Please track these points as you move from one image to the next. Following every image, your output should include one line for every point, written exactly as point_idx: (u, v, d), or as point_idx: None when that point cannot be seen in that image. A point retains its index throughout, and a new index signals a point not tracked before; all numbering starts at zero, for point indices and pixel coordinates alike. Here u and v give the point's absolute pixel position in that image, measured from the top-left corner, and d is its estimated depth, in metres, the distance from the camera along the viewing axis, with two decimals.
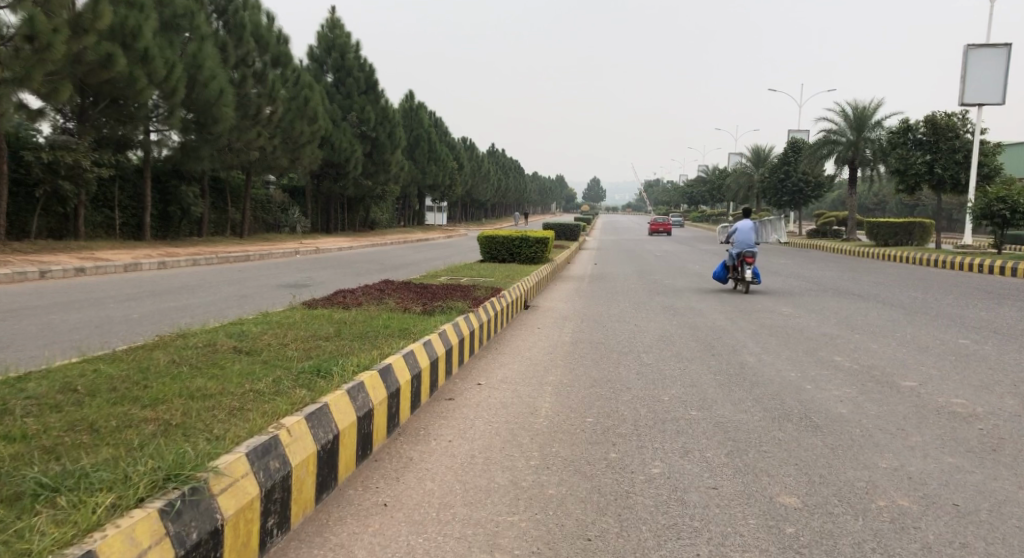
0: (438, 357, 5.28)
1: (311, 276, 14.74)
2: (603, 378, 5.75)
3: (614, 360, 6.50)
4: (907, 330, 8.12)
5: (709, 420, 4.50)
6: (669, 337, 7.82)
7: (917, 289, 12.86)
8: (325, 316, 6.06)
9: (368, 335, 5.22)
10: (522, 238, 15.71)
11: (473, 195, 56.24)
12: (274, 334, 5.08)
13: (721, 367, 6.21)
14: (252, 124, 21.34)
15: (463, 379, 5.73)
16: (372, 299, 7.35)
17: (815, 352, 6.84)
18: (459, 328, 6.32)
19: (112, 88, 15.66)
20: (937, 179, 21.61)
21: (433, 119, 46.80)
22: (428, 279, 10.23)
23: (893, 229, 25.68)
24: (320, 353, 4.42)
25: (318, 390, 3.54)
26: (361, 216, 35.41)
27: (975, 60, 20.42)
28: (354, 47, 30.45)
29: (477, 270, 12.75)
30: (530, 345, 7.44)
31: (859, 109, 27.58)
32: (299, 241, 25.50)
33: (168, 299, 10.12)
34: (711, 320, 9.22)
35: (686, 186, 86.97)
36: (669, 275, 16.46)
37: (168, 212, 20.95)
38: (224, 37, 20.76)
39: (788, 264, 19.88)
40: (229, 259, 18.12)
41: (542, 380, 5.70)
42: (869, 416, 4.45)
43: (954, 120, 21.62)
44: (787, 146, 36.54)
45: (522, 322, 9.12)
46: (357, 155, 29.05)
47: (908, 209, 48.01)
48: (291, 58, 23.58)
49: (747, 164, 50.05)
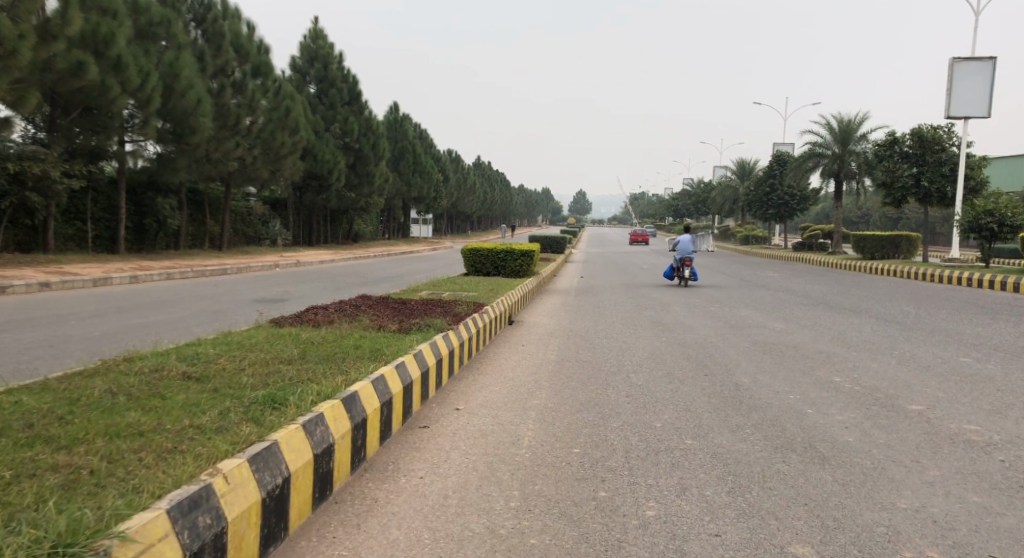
0: (412, 381, 4.87)
1: (288, 291, 14.21)
2: (591, 401, 5.38)
3: (603, 381, 6.12)
4: (905, 347, 7.85)
5: (705, 451, 4.13)
6: (659, 355, 7.46)
7: (909, 302, 12.65)
8: (292, 336, 5.62)
9: (335, 357, 4.79)
10: (507, 251, 15.34)
11: (458, 208, 55.81)
12: (231, 357, 4.63)
13: (716, 389, 5.87)
14: (230, 134, 20.86)
15: (441, 404, 5.31)
16: (345, 316, 6.91)
17: (812, 371, 6.53)
18: (437, 348, 5.92)
19: (83, 96, 15.15)
20: (924, 192, 21.61)
21: (418, 132, 46.44)
22: (407, 293, 9.82)
23: (880, 242, 25.61)
24: (278, 380, 3.99)
25: (269, 426, 3.11)
26: (344, 228, 34.89)
27: (960, 73, 20.43)
28: (337, 58, 30.11)
29: (461, 284, 12.33)
30: (514, 364, 7.04)
31: (844, 121, 27.60)
32: (279, 254, 24.91)
33: (134, 316, 9.61)
34: (703, 336, 8.89)
35: (673, 199, 87.17)
36: (657, 288, 16.16)
37: (144, 224, 20.35)
38: (202, 46, 20.34)
39: (777, 277, 19.69)
40: (205, 273, 17.55)
41: (525, 404, 5.30)
42: (879, 446, 4.12)
43: (940, 132, 21.62)
44: (773, 159, 36.58)
45: (506, 339, 8.71)
46: (340, 167, 28.62)
47: (892, 221, 48.22)
48: (271, 68, 23.13)
49: (732, 177, 50.06)
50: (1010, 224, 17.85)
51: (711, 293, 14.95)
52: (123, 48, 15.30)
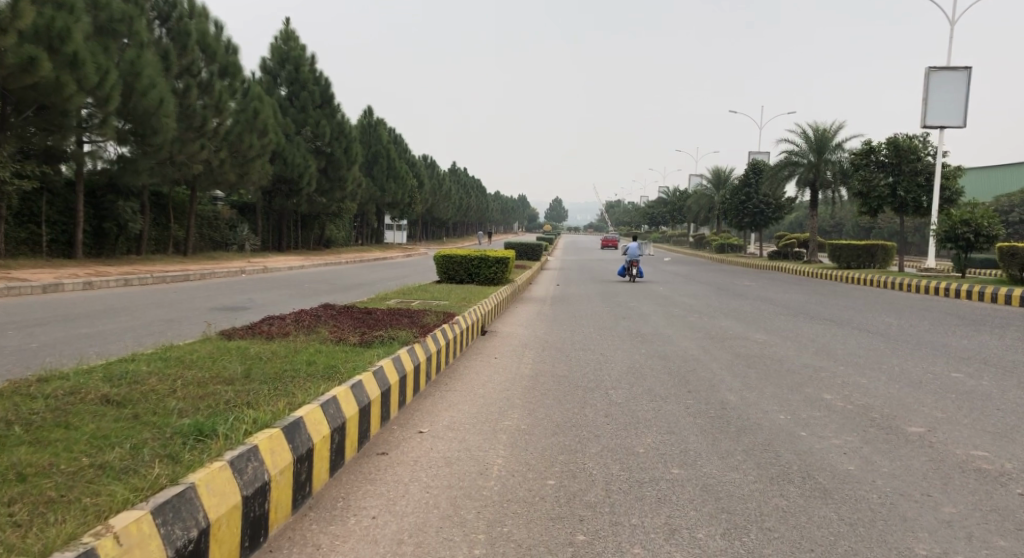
0: (370, 402, 4.37)
1: (252, 299, 13.50)
2: (567, 422, 4.96)
3: (581, 399, 5.70)
4: (893, 360, 7.64)
5: (696, 484, 3.76)
6: (638, 369, 7.08)
7: (888, 312, 12.52)
8: (237, 351, 5.05)
9: (282, 376, 4.27)
10: (481, 258, 14.90)
11: (433, 214, 55.25)
12: (164, 374, 4.06)
13: (702, 406, 5.54)
14: (196, 136, 20.10)
15: (403, 427, 4.82)
16: (303, 328, 6.37)
17: (800, 388, 6.28)
18: (401, 363, 5.43)
19: (37, 94, 14.21)
20: (899, 202, 21.70)
21: (392, 137, 45.86)
22: (374, 302, 9.34)
23: (855, 251, 25.68)
24: (210, 404, 3.44)
25: (188, 463, 2.58)
26: (315, 233, 34.15)
27: (935, 83, 20.57)
28: (309, 60, 29.53)
29: (432, 292, 11.86)
30: (486, 379, 6.59)
31: (819, 130, 27.69)
32: (247, 260, 24.15)
33: (79, 324, 8.92)
34: (683, 348, 8.56)
35: (648, 207, 87.58)
36: (634, 296, 15.88)
37: (103, 228, 19.43)
38: (167, 45, 19.57)
39: (754, 286, 19.58)
40: (165, 279, 16.75)
41: (495, 427, 4.85)
42: (883, 478, 3.87)
43: (915, 142, 21.73)
44: (748, 168, 36.71)
45: (478, 352, 8.25)
46: (311, 171, 27.99)
47: (864, 230, 48.79)
48: (240, 68, 22.44)
49: (707, 186, 50.25)
50: (984, 235, 17.96)
51: (688, 302, 14.67)
52: (80, 44, 14.41)
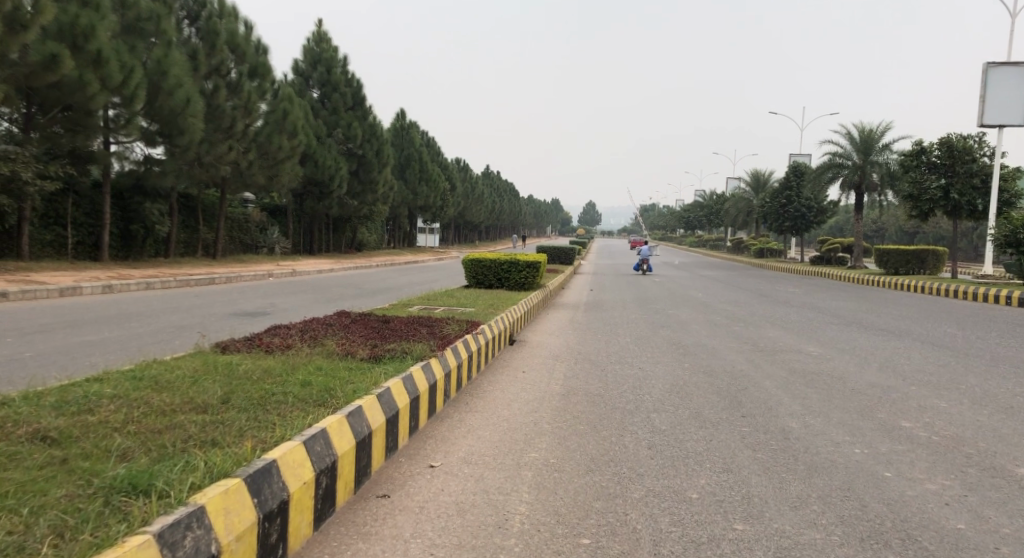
0: (369, 434, 3.69)
1: (273, 304, 13.01)
2: (603, 456, 4.20)
3: (619, 426, 4.94)
4: (970, 379, 6.56)
5: (767, 549, 2.99)
6: (682, 388, 6.27)
7: (950, 323, 11.44)
8: (225, 370, 4.42)
9: (265, 405, 3.61)
10: (510, 262, 14.19)
11: (466, 217, 54.80)
12: (127, 400, 3.45)
13: (761, 436, 4.68)
14: (224, 137, 19.90)
15: (411, 460, 4.13)
16: (308, 341, 5.75)
17: (870, 413, 5.10)
18: (414, 382, 4.75)
19: (60, 93, 13.98)
20: (953, 205, 20.28)
21: (424, 139, 45.62)
22: (393, 309, 8.70)
23: (905, 256, 24.22)
24: (161, 442, 2.79)
25: (94, 541, 1.92)
26: (347, 237, 33.91)
27: (997, 77, 19.10)
28: (341, 62, 29.21)
29: (457, 298, 11.15)
30: (510, 398, 5.87)
31: (866, 130, 26.38)
32: (276, 263, 23.90)
33: (85, 331, 8.46)
34: (730, 362, 7.72)
35: (684, 211, 85.81)
36: (673, 303, 15.00)
37: (130, 230, 19.29)
38: (196, 45, 19.41)
39: (799, 292, 18.47)
40: (189, 283, 16.42)
41: (520, 461, 4.13)
42: (1008, 545, 3.03)
43: (971, 142, 20.31)
44: (789, 170, 35.34)
45: (504, 365, 7.55)
46: (341, 174, 27.72)
47: (910, 233, 47.02)
48: (269, 69, 21.82)
49: (746, 189, 48.73)
50: None
51: (730, 309, 13.67)
52: (104, 42, 14.16)
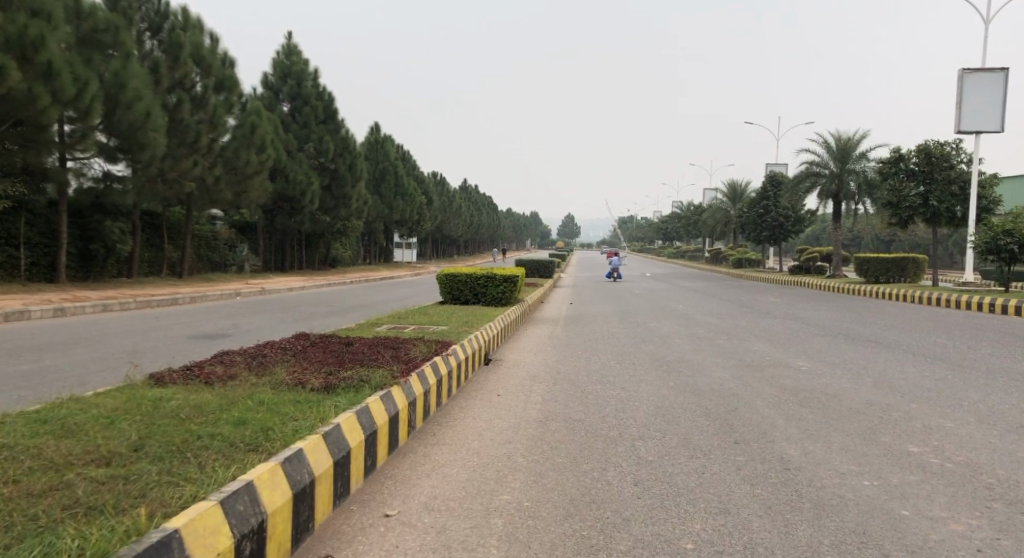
0: (309, 483, 3.16)
1: (237, 325, 12.35)
2: (584, 498, 3.68)
3: (600, 458, 4.43)
4: (972, 395, 6.06)
5: None
6: (667, 410, 5.78)
7: (938, 333, 11.09)
8: (150, 409, 3.87)
9: (185, 453, 3.07)
10: (487, 276, 13.69)
11: (444, 231, 54.31)
12: (14, 453, 2.91)
13: (758, 466, 4.12)
14: (189, 152, 19.21)
15: (364, 508, 3.59)
16: (256, 370, 5.20)
17: (873, 436, 4.64)
18: (370, 415, 4.21)
19: (8, 107, 13.27)
20: (932, 212, 20.18)
21: (400, 154, 45.19)
22: (357, 329, 8.13)
23: (883, 265, 24.12)
24: (29, 512, 2.28)
25: None
26: (321, 253, 33.23)
27: (973, 83, 19.17)
28: (312, 75, 28.71)
29: (429, 316, 10.58)
30: (481, 427, 5.34)
31: (842, 139, 26.35)
32: (246, 281, 23.13)
33: (24, 360, 7.78)
34: (717, 381, 7.24)
35: (661, 222, 86.12)
36: (654, 316, 14.56)
37: (90, 250, 18.50)
38: (158, 58, 18.77)
39: (781, 303, 18.17)
40: (151, 304, 15.69)
41: (488, 506, 3.60)
42: None
43: (947, 149, 20.31)
44: (766, 180, 35.38)
45: (478, 388, 7.02)
46: (314, 189, 27.08)
47: (885, 242, 47.50)
48: (237, 82, 21.33)
49: (723, 200, 48.85)
50: None
51: (713, 322, 13.22)
52: (55, 53, 13.54)
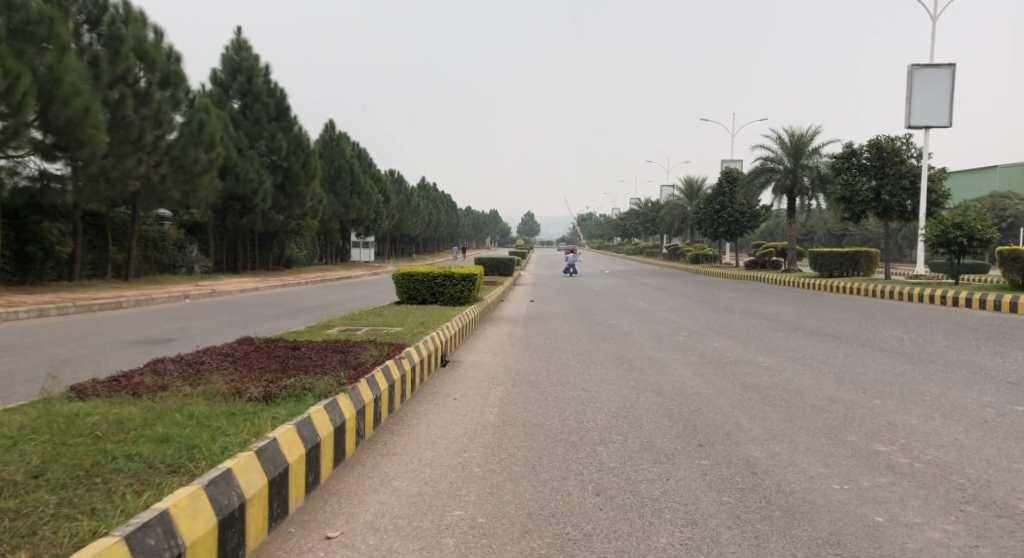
0: (238, 506, 2.84)
1: (183, 328, 11.77)
2: (543, 512, 3.44)
3: (560, 466, 4.19)
4: (933, 389, 6.03)
5: None
6: (629, 412, 5.60)
7: (894, 326, 11.23)
8: (62, 426, 3.49)
9: (92, 479, 2.73)
10: (445, 275, 13.38)
11: (403, 230, 53.60)
12: None
13: (724, 471, 3.94)
14: (132, 150, 18.35)
15: (304, 530, 3.27)
16: (190, 379, 4.81)
17: (840, 435, 4.53)
18: (312, 427, 3.88)
19: None
20: (883, 206, 20.64)
21: (356, 151, 44.39)
22: (306, 333, 7.75)
23: (837, 259, 24.59)
24: None
25: None
26: (275, 253, 32.35)
27: (922, 79, 19.65)
28: (263, 71, 27.89)
29: (384, 317, 10.23)
30: (435, 435, 5.05)
31: (796, 135, 26.80)
32: (196, 283, 22.28)
33: None
34: (679, 379, 7.11)
35: (620, 219, 86.80)
36: (614, 313, 14.46)
37: (27, 253, 17.55)
38: (97, 51, 17.84)
39: (738, 298, 18.30)
40: (92, 308, 14.91)
41: (440, 524, 3.33)
42: None
43: (898, 144, 20.77)
44: (721, 176, 35.81)
45: (433, 392, 6.72)
46: (266, 187, 26.31)
47: (837, 235, 48.72)
48: (183, 78, 20.51)
49: (680, 197, 49.38)
50: (979, 239, 16.86)
51: (672, 318, 13.19)
52: None
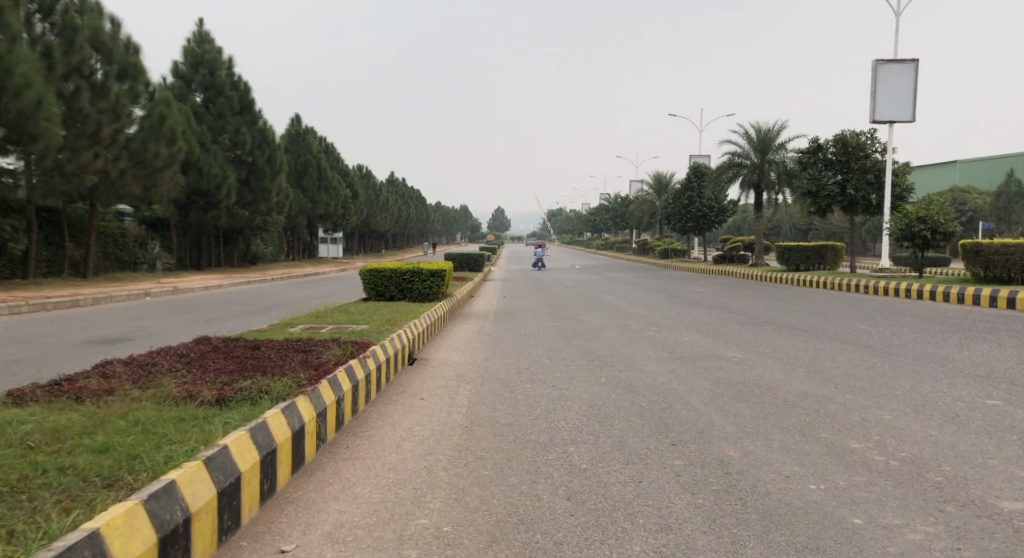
0: (182, 522, 2.62)
1: (141, 328, 11.35)
2: (511, 519, 3.29)
3: (531, 469, 4.04)
4: (903, 383, 6.03)
5: None
6: (600, 410, 5.47)
7: (860, 319, 11.32)
8: None
9: (16, 498, 2.48)
10: (413, 270, 13.14)
11: (371, 226, 52.94)
12: None
13: (698, 472, 3.83)
14: (89, 143, 17.68)
15: (258, 544, 3.07)
16: (139, 382, 4.54)
17: (813, 432, 4.46)
18: (267, 432, 3.66)
19: None
20: (849, 200, 20.92)
21: (322, 146, 43.63)
22: (268, 331, 7.47)
23: (804, 253, 24.89)
24: None
25: None
26: (240, 250, 31.63)
27: (886, 74, 19.93)
28: (226, 64, 27.20)
29: (350, 314, 9.97)
30: (400, 437, 4.86)
31: (763, 130, 27.06)
32: (157, 281, 21.64)
33: None
34: (650, 375, 7.01)
35: (590, 215, 87.07)
36: (585, 308, 14.36)
37: None
38: (50, 41, 17.08)
39: (707, 292, 18.35)
40: (46, 307, 14.32)
41: (403, 534, 3.15)
42: None
43: (863, 139, 21.07)
44: (690, 171, 36.04)
45: (400, 392, 6.52)
46: (230, 182, 25.69)
47: (803, 229, 49.53)
48: (142, 70, 19.86)
49: (649, 192, 49.65)
50: (942, 232, 17.16)
51: (643, 313, 13.14)
52: None
